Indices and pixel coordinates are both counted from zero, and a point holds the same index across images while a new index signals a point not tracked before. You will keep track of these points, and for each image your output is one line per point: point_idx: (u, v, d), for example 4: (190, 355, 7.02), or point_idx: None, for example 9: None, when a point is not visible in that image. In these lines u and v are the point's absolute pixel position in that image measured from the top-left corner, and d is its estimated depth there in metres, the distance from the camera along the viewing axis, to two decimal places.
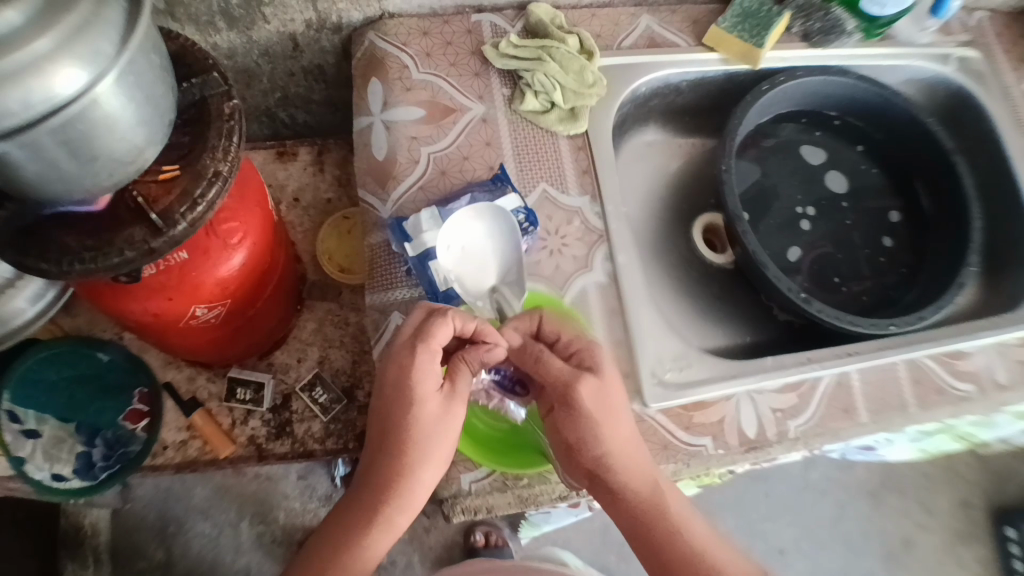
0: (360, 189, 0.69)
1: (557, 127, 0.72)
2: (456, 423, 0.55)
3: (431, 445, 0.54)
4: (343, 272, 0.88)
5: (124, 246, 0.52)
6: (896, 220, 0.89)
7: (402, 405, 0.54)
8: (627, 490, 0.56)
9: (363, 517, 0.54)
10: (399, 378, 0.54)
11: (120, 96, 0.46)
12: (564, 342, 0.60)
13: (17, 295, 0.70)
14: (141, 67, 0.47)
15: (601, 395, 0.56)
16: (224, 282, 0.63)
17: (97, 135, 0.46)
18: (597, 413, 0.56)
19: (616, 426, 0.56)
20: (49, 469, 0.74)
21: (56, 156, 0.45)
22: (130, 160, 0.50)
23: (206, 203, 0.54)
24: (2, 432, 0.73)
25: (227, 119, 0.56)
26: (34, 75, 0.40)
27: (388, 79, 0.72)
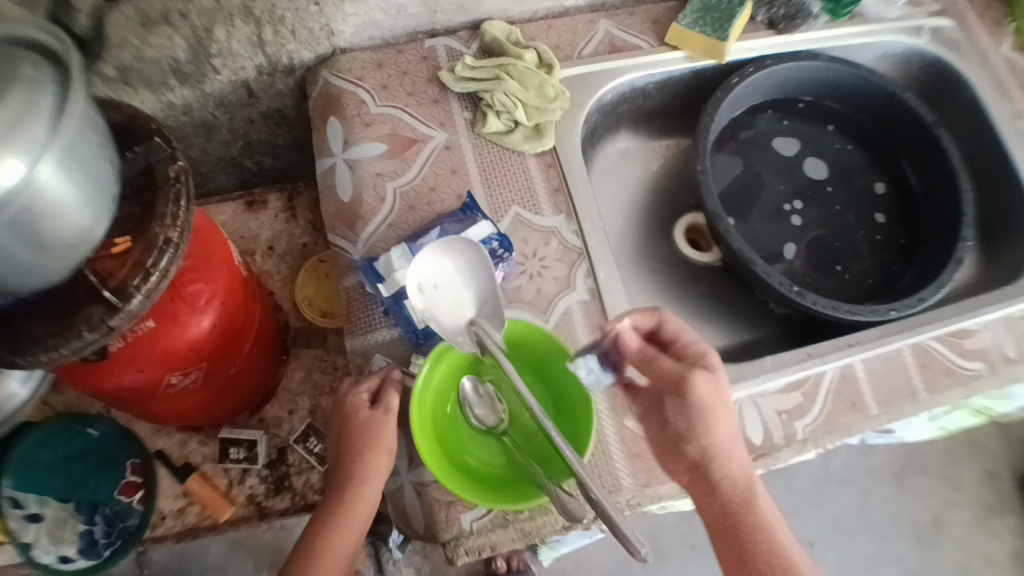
0: (330, 233, 0.67)
1: (524, 146, 0.70)
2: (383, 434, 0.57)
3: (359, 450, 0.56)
4: (324, 316, 0.85)
5: (84, 328, 0.50)
6: (882, 191, 0.86)
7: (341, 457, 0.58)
8: (723, 483, 0.55)
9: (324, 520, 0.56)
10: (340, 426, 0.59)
11: (64, 178, 0.44)
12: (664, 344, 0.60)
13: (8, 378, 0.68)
14: (81, 145, 0.45)
15: (717, 390, 0.56)
16: (195, 345, 0.61)
17: (45, 222, 0.44)
18: (710, 406, 0.56)
19: (723, 428, 0.56)
20: (56, 551, 0.72)
21: (7, 249, 0.43)
22: (79, 241, 0.48)
23: (160, 272, 0.52)
24: (6, 519, 0.71)
25: (173, 182, 0.55)
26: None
27: (346, 117, 0.70)
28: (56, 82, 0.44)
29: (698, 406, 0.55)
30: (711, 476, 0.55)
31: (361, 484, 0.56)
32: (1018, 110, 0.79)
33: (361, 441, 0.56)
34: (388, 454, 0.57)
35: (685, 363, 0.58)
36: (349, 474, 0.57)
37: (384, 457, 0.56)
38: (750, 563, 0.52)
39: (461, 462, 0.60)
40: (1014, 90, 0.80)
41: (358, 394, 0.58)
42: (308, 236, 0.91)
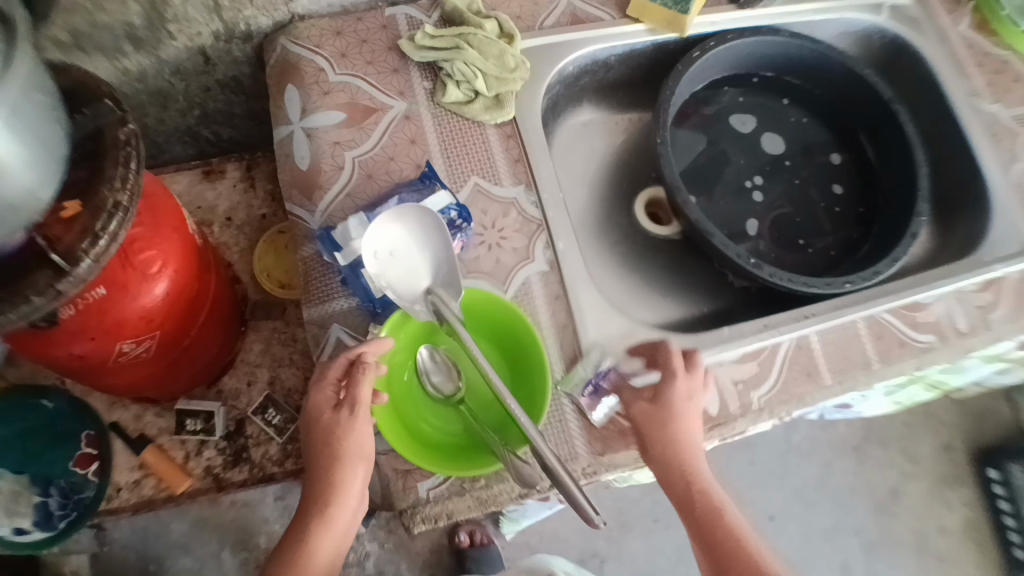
0: (287, 203, 0.66)
1: (484, 117, 0.69)
2: (358, 437, 0.53)
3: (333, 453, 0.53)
4: (284, 288, 0.84)
5: (31, 294, 0.49)
6: (838, 161, 0.87)
7: (312, 464, 0.54)
8: (677, 481, 0.56)
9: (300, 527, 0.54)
10: (309, 422, 0.56)
11: (9, 138, 0.43)
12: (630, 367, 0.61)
13: None
14: (26, 107, 0.44)
15: (653, 410, 0.58)
16: (145, 313, 0.60)
17: None
18: (650, 425, 0.57)
19: (668, 434, 0.56)
20: (9, 524, 0.72)
21: None
22: (25, 205, 0.47)
23: (109, 236, 0.51)
24: None
25: (123, 146, 0.53)
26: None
27: (304, 84, 0.69)
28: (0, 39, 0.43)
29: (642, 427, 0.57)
30: (666, 486, 0.56)
31: (338, 499, 0.53)
32: (974, 87, 0.80)
33: (332, 451, 0.53)
34: (362, 461, 0.53)
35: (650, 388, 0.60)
36: (323, 477, 0.53)
37: (360, 465, 0.53)
38: (715, 550, 0.52)
39: (419, 431, 0.60)
40: (971, 67, 0.81)
41: (325, 390, 0.55)
42: (267, 207, 0.90)
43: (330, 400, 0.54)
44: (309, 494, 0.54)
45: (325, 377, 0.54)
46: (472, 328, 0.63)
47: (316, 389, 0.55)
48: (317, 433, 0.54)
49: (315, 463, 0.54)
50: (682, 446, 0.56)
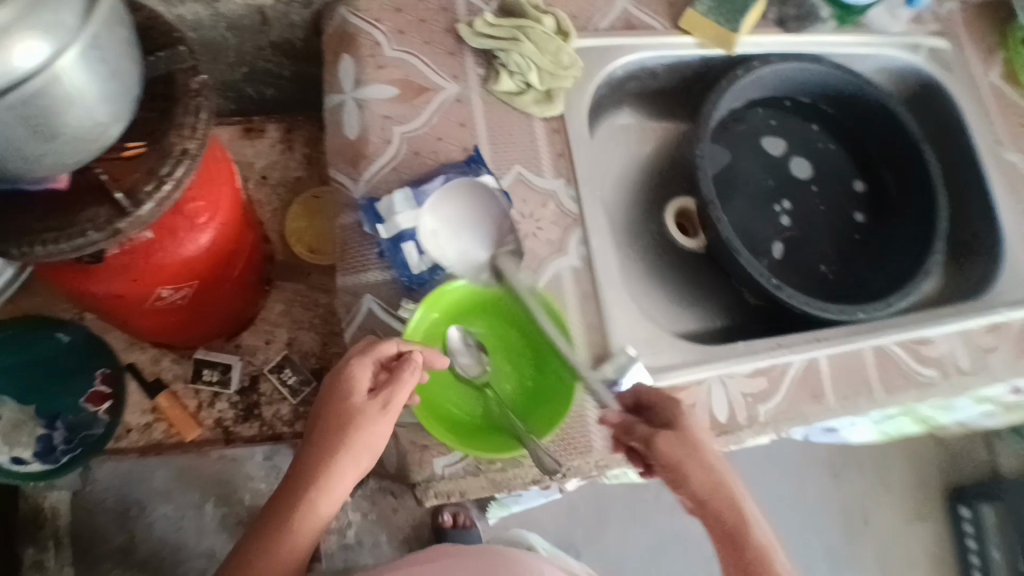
0: (331, 169, 0.68)
1: (533, 109, 0.71)
2: (379, 433, 0.54)
3: (348, 442, 0.53)
4: (311, 252, 0.87)
5: (88, 227, 0.49)
6: (859, 188, 0.90)
7: (312, 441, 0.54)
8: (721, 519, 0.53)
9: (287, 503, 0.53)
10: (327, 391, 0.55)
11: (85, 70, 0.44)
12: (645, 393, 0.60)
13: None
14: (107, 43, 0.45)
15: (678, 443, 0.55)
16: (187, 263, 0.62)
17: (58, 110, 0.44)
18: (679, 458, 0.54)
19: (698, 460, 0.54)
20: (8, 453, 0.74)
21: (16, 133, 0.43)
22: (93, 137, 0.48)
23: (173, 182, 0.51)
24: None
25: (195, 94, 0.53)
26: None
27: (359, 56, 0.70)
28: None
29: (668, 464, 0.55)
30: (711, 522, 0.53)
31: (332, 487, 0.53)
32: (998, 136, 0.83)
33: (345, 440, 0.53)
34: (370, 457, 0.54)
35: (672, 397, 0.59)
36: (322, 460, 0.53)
37: (365, 461, 0.54)
38: None
39: (442, 407, 0.62)
40: (996, 116, 0.84)
41: (358, 373, 0.54)
42: (302, 170, 0.92)
43: (362, 385, 0.54)
44: (298, 472, 0.53)
45: (366, 359, 0.54)
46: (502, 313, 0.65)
47: (350, 366, 0.54)
48: (331, 411, 0.54)
49: (321, 442, 0.53)
50: (719, 471, 0.54)
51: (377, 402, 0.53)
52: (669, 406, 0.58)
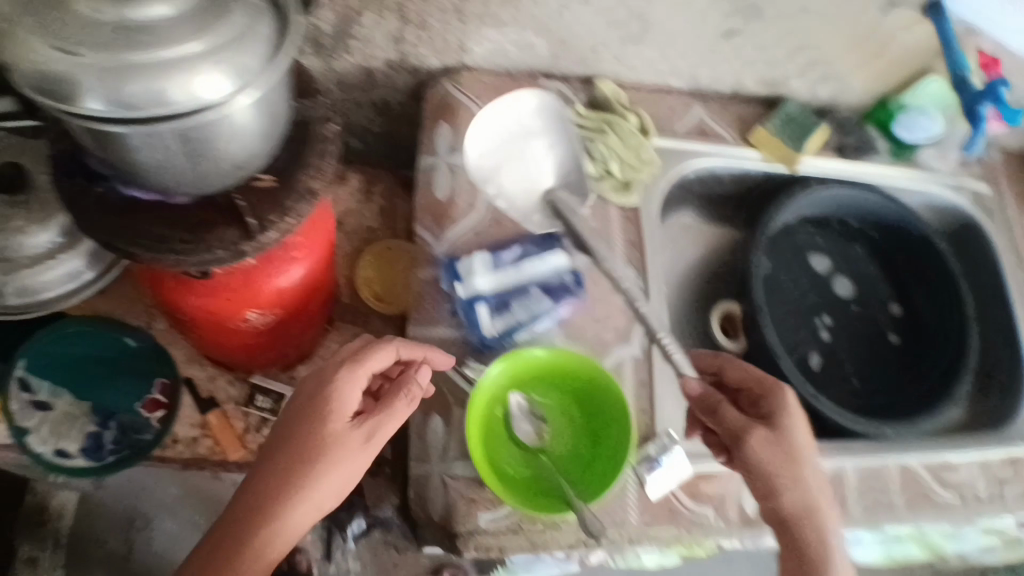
0: (416, 224, 0.72)
1: (610, 195, 0.76)
2: (365, 452, 0.58)
3: (335, 456, 0.56)
4: (379, 300, 0.88)
5: (216, 245, 0.54)
6: (897, 312, 0.93)
7: (285, 448, 0.57)
8: (785, 505, 0.62)
9: (255, 508, 0.55)
10: (309, 399, 0.58)
11: (254, 110, 0.49)
12: (745, 378, 0.68)
13: (53, 268, 0.78)
14: (277, 90, 0.51)
15: (770, 443, 0.62)
16: (278, 293, 0.66)
17: (222, 139, 0.49)
18: (768, 455, 0.62)
19: (783, 454, 0.62)
20: (53, 445, 0.78)
21: (180, 151, 0.49)
22: (242, 167, 0.53)
23: (296, 215, 0.56)
24: (14, 400, 0.79)
25: (326, 141, 0.59)
26: (178, 71, 0.44)
27: (459, 126, 0.76)
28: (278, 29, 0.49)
29: (755, 453, 0.62)
30: (772, 505, 0.62)
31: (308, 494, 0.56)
32: None
33: (327, 451, 0.56)
34: (354, 475, 0.58)
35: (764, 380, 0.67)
36: (298, 471, 0.56)
37: (347, 478, 0.57)
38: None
39: (497, 464, 0.64)
40: None
41: (352, 385, 0.59)
42: (377, 222, 0.94)
43: (354, 398, 0.59)
44: (270, 476, 0.56)
45: (362, 371, 0.59)
46: (563, 385, 0.68)
47: (344, 378, 0.59)
48: (318, 418, 0.57)
49: (299, 447, 0.56)
50: (802, 471, 0.62)
51: (367, 422, 0.58)
52: (767, 398, 0.65)
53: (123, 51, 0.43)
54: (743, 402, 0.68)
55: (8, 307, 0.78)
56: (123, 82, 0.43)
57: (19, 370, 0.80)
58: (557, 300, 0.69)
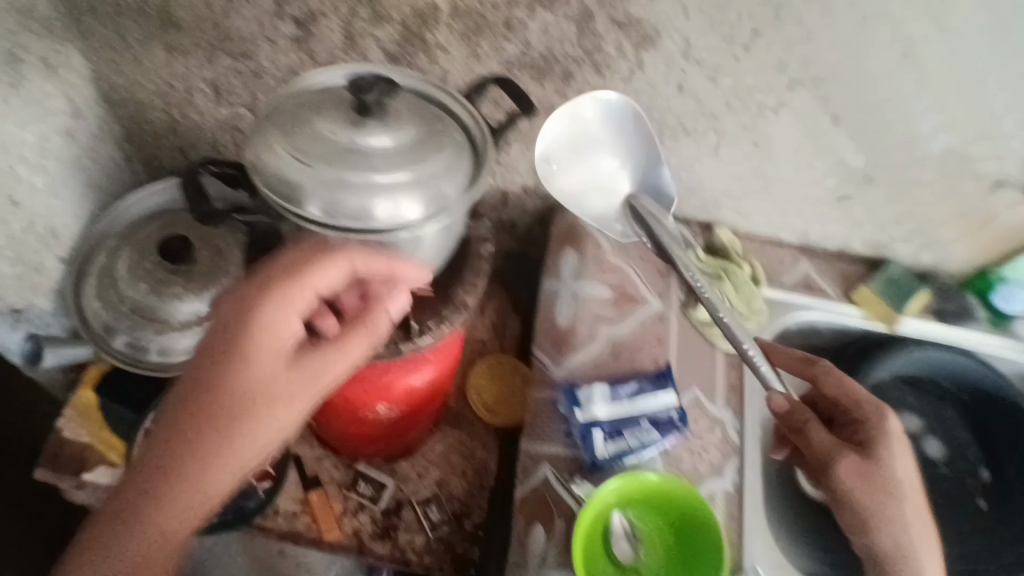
0: (537, 348, 0.81)
1: (719, 341, 0.83)
2: (314, 374, 0.54)
3: (281, 386, 0.52)
4: (487, 411, 0.90)
5: (379, 342, 0.60)
6: (986, 478, 0.91)
7: (201, 382, 0.51)
8: (874, 529, 0.65)
9: (177, 443, 0.50)
10: (238, 314, 0.52)
11: (438, 236, 0.56)
12: (841, 399, 0.70)
13: (194, 334, 0.83)
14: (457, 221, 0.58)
15: (858, 469, 0.65)
16: (411, 390, 0.72)
17: (406, 256, 0.56)
18: (857, 482, 0.65)
19: (873, 483, 0.65)
20: None
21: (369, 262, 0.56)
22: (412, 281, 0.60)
23: (449, 323, 0.62)
24: (138, 448, 0.83)
25: (481, 260, 0.66)
26: (386, 191, 0.51)
27: (585, 258, 0.86)
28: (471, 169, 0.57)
29: (844, 478, 0.65)
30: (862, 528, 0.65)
31: (256, 429, 0.52)
32: None
33: (274, 383, 0.52)
34: (301, 408, 0.54)
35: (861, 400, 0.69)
36: (234, 421, 0.51)
37: (296, 409, 0.53)
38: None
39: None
40: None
41: (294, 325, 0.54)
42: (487, 335, 0.99)
43: (292, 328, 0.54)
44: (184, 411, 0.51)
45: (297, 300, 0.53)
46: (669, 516, 0.70)
47: (283, 313, 0.53)
48: (249, 341, 0.52)
49: (221, 379, 0.51)
50: (893, 502, 0.65)
51: (313, 346, 0.55)
52: (861, 424, 0.68)
53: (348, 168, 0.51)
54: (837, 417, 0.71)
55: (144, 365, 0.83)
56: (342, 196, 0.51)
57: (146, 421, 0.85)
58: (663, 434, 0.74)
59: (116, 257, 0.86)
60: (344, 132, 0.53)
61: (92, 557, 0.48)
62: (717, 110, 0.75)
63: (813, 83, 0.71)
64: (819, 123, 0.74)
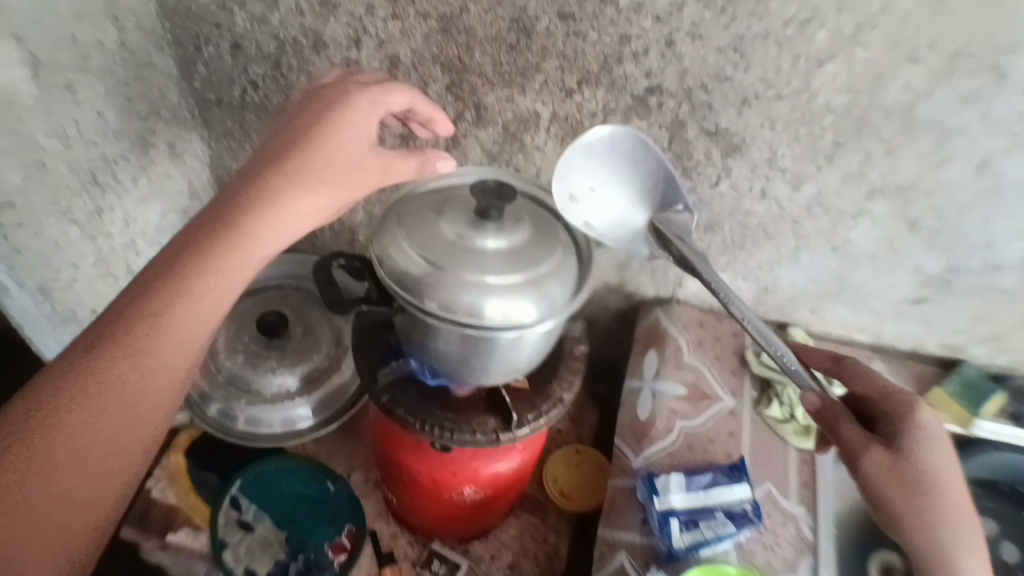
0: (619, 439, 0.84)
1: (792, 438, 0.84)
2: (359, 180, 0.59)
3: (327, 161, 0.57)
4: (561, 495, 0.92)
5: (477, 428, 0.63)
6: None
7: (267, 168, 0.56)
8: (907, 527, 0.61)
9: (237, 206, 0.54)
10: (311, 119, 0.59)
11: (543, 339, 0.59)
12: (869, 394, 0.67)
13: (281, 408, 0.88)
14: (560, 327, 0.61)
15: (888, 465, 0.61)
16: (496, 475, 0.74)
17: (511, 357, 0.58)
18: (886, 480, 0.61)
19: (907, 480, 0.61)
20: (244, 562, 0.83)
21: (474, 360, 0.58)
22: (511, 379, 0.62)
23: (547, 416, 0.65)
24: (223, 514, 0.87)
25: (577, 359, 0.71)
26: (502, 293, 0.55)
27: (664, 355, 0.90)
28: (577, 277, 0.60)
29: (874, 478, 0.61)
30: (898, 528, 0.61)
31: (286, 213, 0.55)
32: None
33: (319, 143, 0.58)
34: (340, 196, 0.58)
35: (894, 394, 0.66)
36: (263, 193, 0.54)
37: (330, 197, 0.57)
38: None
39: None
40: None
41: (385, 101, 0.63)
42: (564, 425, 1.02)
43: (366, 136, 0.61)
44: (253, 184, 0.55)
45: (376, 109, 0.62)
46: None
47: (361, 98, 0.61)
48: (312, 140, 0.58)
49: (275, 169, 0.56)
50: (930, 499, 0.61)
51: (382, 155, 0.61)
52: (894, 417, 0.64)
53: (468, 270, 0.55)
54: (868, 413, 0.68)
55: (233, 433, 0.88)
56: (459, 294, 0.54)
57: (233, 489, 0.89)
58: (738, 526, 0.75)
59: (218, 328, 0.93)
60: (467, 236, 0.57)
61: (105, 373, 0.46)
62: (798, 215, 0.78)
63: (894, 193, 0.73)
64: (897, 230, 0.77)
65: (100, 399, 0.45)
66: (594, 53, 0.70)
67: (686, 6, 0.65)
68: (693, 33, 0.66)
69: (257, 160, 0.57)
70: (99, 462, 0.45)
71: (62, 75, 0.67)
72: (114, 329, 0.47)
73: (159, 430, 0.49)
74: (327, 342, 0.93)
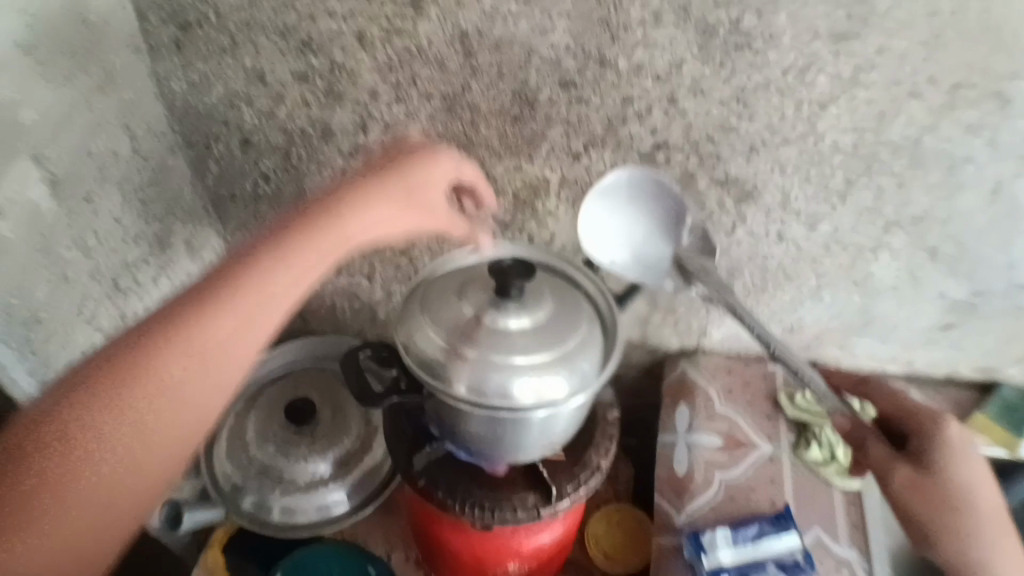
0: (659, 496, 0.83)
1: (835, 479, 0.82)
2: (421, 211, 0.60)
3: (401, 185, 0.59)
4: (607, 557, 0.90)
5: (519, 506, 0.63)
6: None
7: (348, 189, 0.58)
8: None
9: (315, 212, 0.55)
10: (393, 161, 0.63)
11: (575, 413, 0.58)
12: (903, 415, 0.71)
13: (316, 495, 0.87)
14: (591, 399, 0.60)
15: None
16: (539, 547, 0.72)
17: (545, 434, 0.58)
18: None
19: None
20: None
21: (508, 441, 0.57)
22: (548, 453, 0.62)
23: (586, 485, 0.65)
24: None
25: (609, 422, 0.71)
26: (531, 374, 0.54)
27: (695, 406, 0.89)
28: (604, 345, 0.60)
29: None
30: None
31: (361, 218, 0.56)
32: None
33: (395, 171, 0.60)
34: (406, 218, 0.59)
35: None
36: (344, 201, 0.57)
37: (395, 218, 0.58)
38: None
39: None
40: None
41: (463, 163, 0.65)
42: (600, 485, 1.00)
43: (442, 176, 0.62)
44: (332, 198, 0.57)
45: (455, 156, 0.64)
46: None
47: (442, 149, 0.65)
48: (391, 168, 0.61)
49: (355, 189, 0.58)
50: None
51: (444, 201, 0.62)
52: (921, 434, 0.69)
53: (495, 352, 0.55)
54: (901, 432, 0.72)
55: (269, 525, 0.86)
56: (487, 375, 0.54)
57: None
58: None
59: (245, 419, 0.92)
60: (490, 317, 0.57)
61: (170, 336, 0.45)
62: (816, 255, 0.78)
63: (911, 225, 0.73)
64: (918, 261, 0.76)
65: (152, 381, 0.44)
66: (598, 116, 0.71)
67: (686, 62, 0.65)
68: (695, 88, 0.67)
69: (338, 187, 0.60)
70: (143, 451, 0.44)
71: (81, 187, 0.69)
72: (166, 318, 0.47)
73: (203, 429, 0.47)
74: (354, 423, 0.93)
